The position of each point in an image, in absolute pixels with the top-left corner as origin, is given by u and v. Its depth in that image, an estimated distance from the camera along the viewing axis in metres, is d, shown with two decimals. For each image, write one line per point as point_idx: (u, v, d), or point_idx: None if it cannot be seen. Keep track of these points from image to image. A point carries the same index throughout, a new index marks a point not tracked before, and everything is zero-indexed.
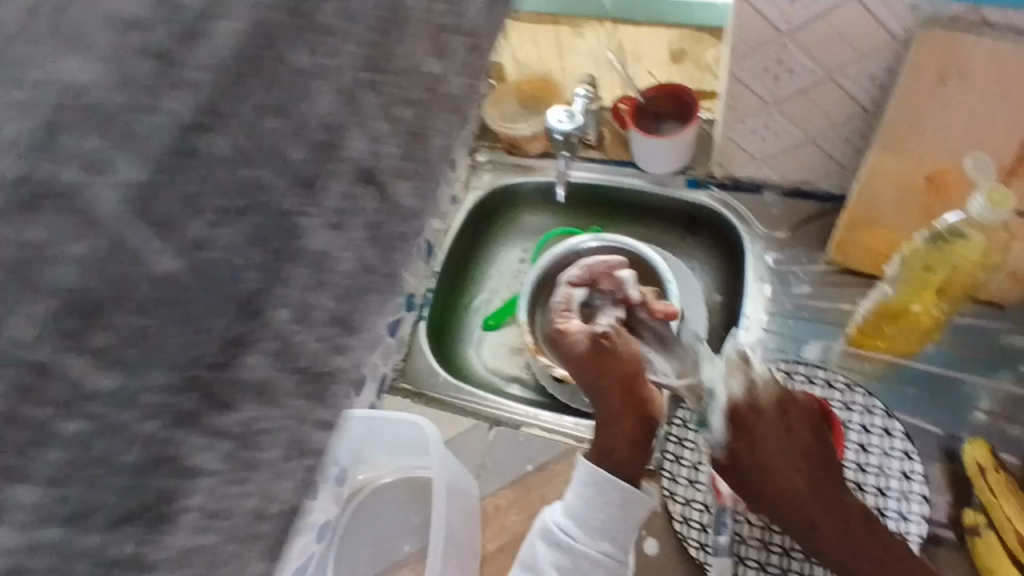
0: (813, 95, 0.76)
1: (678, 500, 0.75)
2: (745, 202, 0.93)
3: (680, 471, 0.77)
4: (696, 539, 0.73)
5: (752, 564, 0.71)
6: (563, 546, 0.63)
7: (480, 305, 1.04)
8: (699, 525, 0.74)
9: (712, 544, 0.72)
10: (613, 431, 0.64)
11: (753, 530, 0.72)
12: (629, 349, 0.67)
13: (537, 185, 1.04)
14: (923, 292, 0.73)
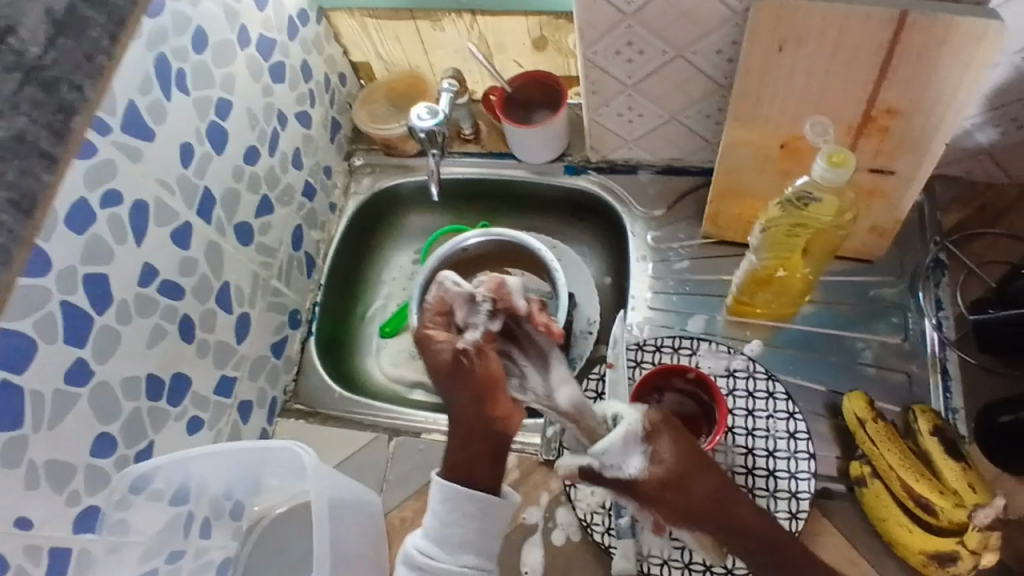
0: (667, 73, 0.77)
1: (580, 486, 0.75)
2: (621, 183, 0.94)
3: None
4: (601, 524, 0.73)
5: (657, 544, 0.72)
6: (426, 569, 0.60)
7: (376, 313, 1.02)
8: (603, 510, 0.74)
9: (615, 526, 0.72)
10: (462, 446, 0.61)
11: None
12: (486, 365, 0.62)
13: (417, 186, 1.02)
14: (789, 256, 0.76)
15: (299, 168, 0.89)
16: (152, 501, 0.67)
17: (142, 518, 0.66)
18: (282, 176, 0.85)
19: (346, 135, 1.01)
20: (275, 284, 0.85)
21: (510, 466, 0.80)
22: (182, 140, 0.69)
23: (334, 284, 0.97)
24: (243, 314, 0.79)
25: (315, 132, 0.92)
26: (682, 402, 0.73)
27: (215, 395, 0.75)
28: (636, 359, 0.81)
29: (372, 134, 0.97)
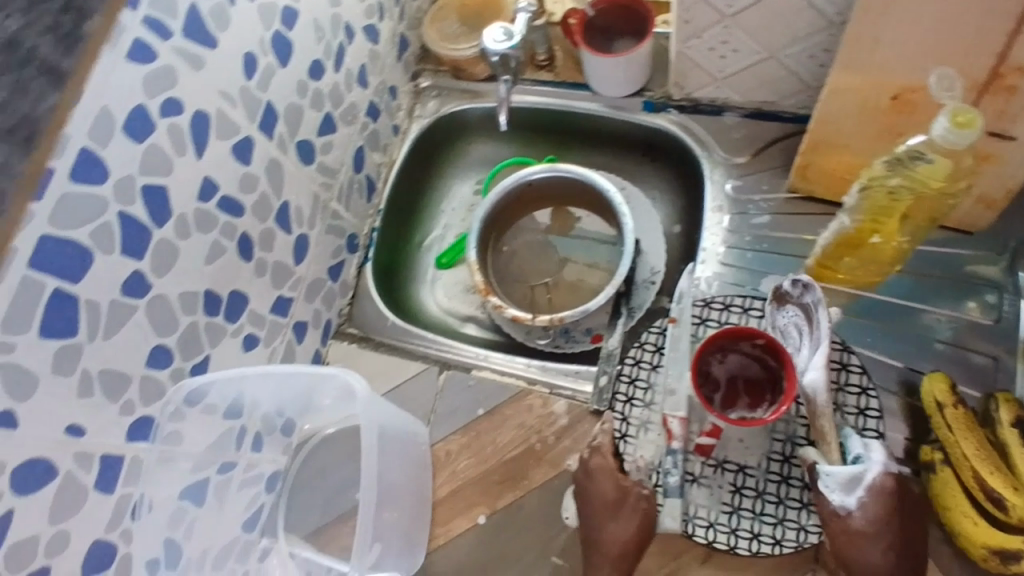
0: (771, 5, 0.69)
1: (630, 442, 0.73)
2: (704, 125, 0.87)
3: (633, 413, 0.74)
4: (649, 480, 0.71)
5: (703, 506, 0.70)
6: None
7: (433, 243, 1.00)
8: (652, 467, 0.72)
9: (663, 485, 0.70)
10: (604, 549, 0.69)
11: (705, 469, 0.71)
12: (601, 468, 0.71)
13: (484, 112, 0.97)
14: (886, 222, 0.68)
15: (364, 87, 0.85)
16: (208, 414, 0.68)
17: (196, 431, 0.67)
18: (346, 94, 0.82)
19: (414, 53, 0.96)
20: (333, 207, 0.84)
21: (558, 412, 0.79)
22: (245, 50, 0.65)
23: (393, 210, 0.95)
24: (301, 236, 0.78)
25: (382, 48, 0.88)
26: (747, 365, 0.69)
27: (271, 314, 0.75)
28: (702, 317, 0.76)
29: (441, 54, 0.92)
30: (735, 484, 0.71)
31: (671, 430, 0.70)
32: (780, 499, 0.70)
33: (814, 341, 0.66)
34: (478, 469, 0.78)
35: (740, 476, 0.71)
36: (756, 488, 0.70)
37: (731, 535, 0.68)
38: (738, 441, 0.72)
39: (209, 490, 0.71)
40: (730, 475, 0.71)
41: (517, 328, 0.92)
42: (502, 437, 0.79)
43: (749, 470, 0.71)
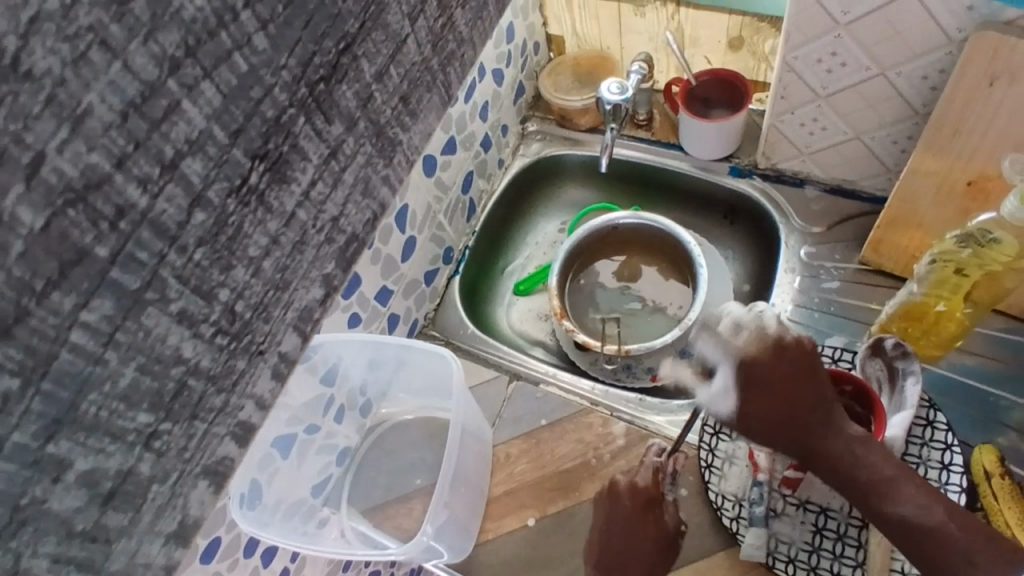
0: (864, 91, 0.77)
1: (715, 473, 0.77)
2: (785, 194, 0.94)
3: (718, 444, 0.78)
4: (731, 511, 0.75)
5: (784, 539, 0.73)
6: None
7: (514, 270, 1.08)
8: (734, 499, 0.75)
9: (747, 515, 0.74)
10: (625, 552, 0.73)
11: (788, 506, 0.74)
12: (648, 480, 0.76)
13: (582, 159, 1.07)
14: (952, 295, 0.74)
15: (483, 120, 0.96)
16: (309, 373, 0.77)
17: (297, 385, 0.76)
18: (468, 123, 0.93)
19: (526, 101, 1.08)
20: (439, 218, 0.93)
21: (617, 433, 0.83)
22: None
23: (486, 233, 1.04)
24: (412, 238, 0.88)
25: (503, 91, 0.99)
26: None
27: (374, 300, 0.84)
28: None
29: (552, 103, 1.03)
30: (818, 525, 0.73)
31: (756, 462, 0.75)
32: (861, 543, 0.72)
33: (897, 404, 0.75)
34: (534, 474, 0.83)
35: (824, 518, 0.73)
36: (838, 530, 0.72)
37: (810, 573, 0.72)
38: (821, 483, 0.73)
39: (294, 444, 0.78)
40: (813, 515, 0.73)
41: (582, 357, 0.98)
42: (560, 448, 0.84)
43: (831, 515, 0.73)
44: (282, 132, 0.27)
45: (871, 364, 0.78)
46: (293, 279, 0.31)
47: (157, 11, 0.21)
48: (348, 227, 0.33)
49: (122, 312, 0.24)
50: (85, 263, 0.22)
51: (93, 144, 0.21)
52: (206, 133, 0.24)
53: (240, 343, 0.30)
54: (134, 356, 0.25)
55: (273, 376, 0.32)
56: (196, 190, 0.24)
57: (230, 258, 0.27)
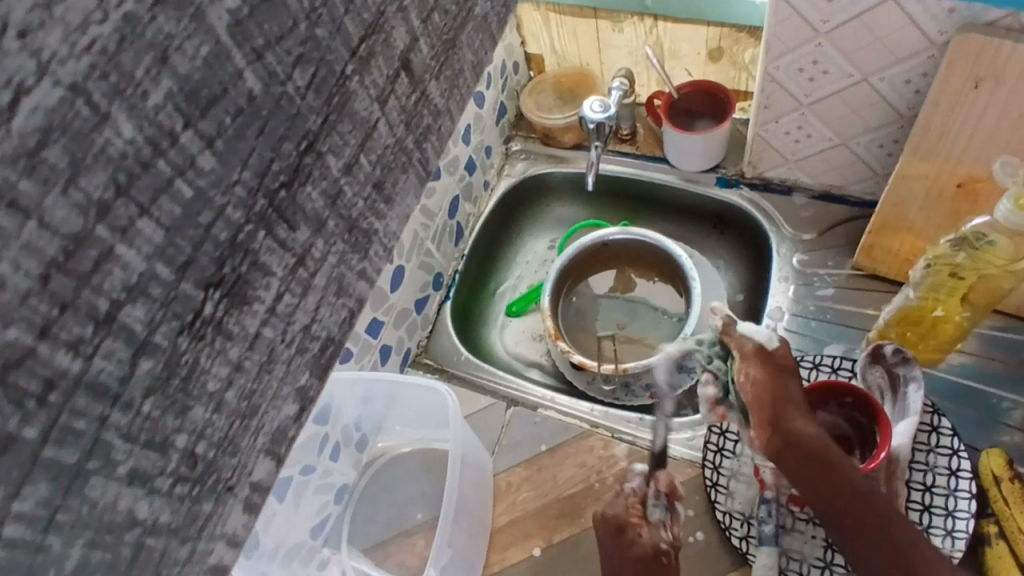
0: (849, 97, 0.77)
1: (722, 491, 0.76)
2: (773, 202, 0.94)
3: (722, 462, 0.77)
4: (739, 530, 0.74)
5: (795, 555, 0.72)
6: None
7: (506, 291, 1.06)
8: (742, 517, 0.74)
9: (757, 534, 0.72)
10: None
11: (799, 522, 0.73)
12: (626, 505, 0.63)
13: (567, 176, 1.06)
14: (948, 299, 0.73)
15: (466, 144, 0.95)
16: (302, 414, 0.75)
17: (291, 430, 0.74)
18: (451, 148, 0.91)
19: (509, 120, 1.07)
20: (427, 245, 0.92)
21: (619, 456, 0.82)
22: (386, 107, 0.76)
23: (474, 256, 1.03)
24: (400, 267, 0.86)
25: (485, 112, 0.98)
26: (835, 423, 0.73)
27: (365, 334, 0.82)
28: None
29: (534, 121, 1.02)
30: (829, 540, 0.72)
31: (762, 479, 0.73)
32: None
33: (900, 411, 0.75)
34: (536, 502, 0.81)
35: None
36: None
37: None
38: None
39: (290, 486, 0.76)
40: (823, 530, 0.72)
41: (579, 376, 0.96)
42: (562, 473, 0.82)
43: None
44: (239, 253, 0.18)
45: (871, 371, 0.78)
46: (263, 401, 0.20)
47: (77, 154, 0.13)
48: (322, 331, 0.22)
49: (60, 490, 0.15)
50: (10, 451, 0.14)
51: (5, 319, 0.13)
52: (146, 276, 0.15)
53: (202, 486, 0.19)
54: (83, 530, 0.16)
55: (247, 507, 0.21)
56: (142, 338, 0.16)
57: (188, 399, 0.17)
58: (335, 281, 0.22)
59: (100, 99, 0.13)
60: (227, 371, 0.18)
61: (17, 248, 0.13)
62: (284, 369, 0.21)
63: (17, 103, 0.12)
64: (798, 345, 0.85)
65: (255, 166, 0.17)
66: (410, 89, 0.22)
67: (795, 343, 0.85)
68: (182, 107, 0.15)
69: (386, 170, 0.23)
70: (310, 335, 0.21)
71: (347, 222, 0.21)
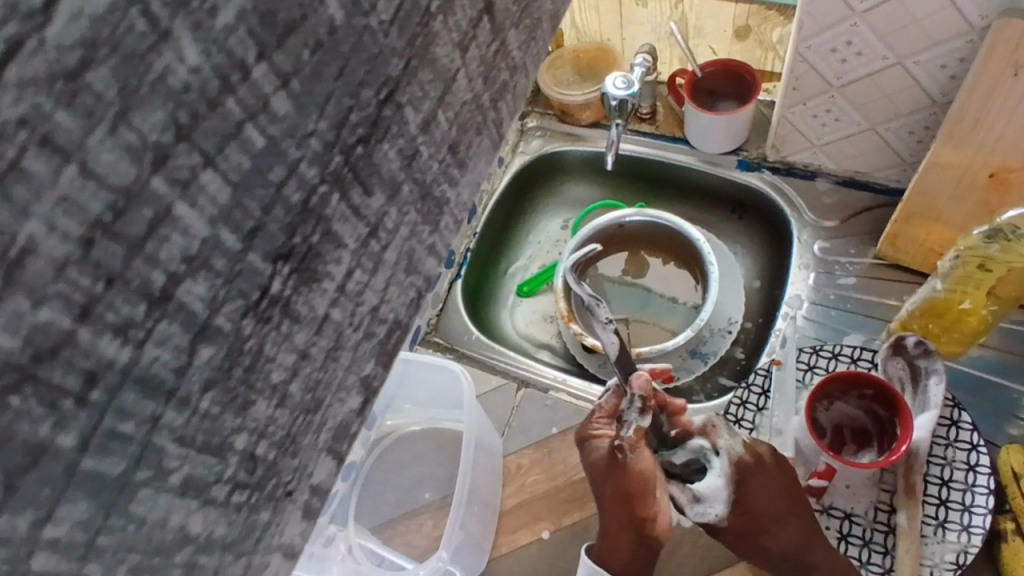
0: (880, 80, 0.74)
1: None
2: (795, 186, 0.92)
3: None
4: None
5: None
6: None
7: (517, 271, 1.05)
8: None
9: None
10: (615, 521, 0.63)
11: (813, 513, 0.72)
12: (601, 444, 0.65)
13: (584, 155, 1.03)
14: (974, 291, 0.72)
15: None
16: None
17: None
18: None
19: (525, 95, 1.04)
20: None
21: None
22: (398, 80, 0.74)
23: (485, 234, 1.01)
24: None
25: None
26: (854, 416, 0.73)
27: None
28: (810, 363, 0.79)
29: (552, 98, 0.99)
30: (842, 531, 0.73)
31: None
32: (887, 549, 0.72)
33: (919, 404, 0.74)
34: (546, 485, 0.80)
35: (848, 524, 0.73)
36: (863, 537, 0.72)
37: None
38: (843, 487, 0.74)
39: None
40: (838, 522, 0.73)
41: (591, 359, 0.94)
42: (573, 457, 0.81)
43: (854, 521, 0.73)
44: (312, 220, 0.13)
45: (892, 363, 0.76)
46: (328, 393, 0.16)
47: (128, 79, 0.10)
48: (391, 314, 0.17)
49: (102, 509, 0.12)
50: (41, 464, 0.10)
51: (40, 294, 0.10)
52: (209, 243, 0.12)
53: (260, 492, 0.15)
54: (128, 554, 0.12)
55: (305, 515, 0.17)
56: (203, 320, 0.12)
57: (251, 393, 0.13)
58: (406, 254, 0.17)
59: (161, 14, 0.10)
60: (279, 383, 0.14)
61: (54, 201, 0.09)
62: (351, 357, 0.16)
63: (56, 1, 0.09)
64: (816, 334, 0.84)
65: (333, 114, 0.13)
66: (491, 35, 0.17)
67: (813, 331, 0.84)
68: (255, 31, 0.11)
69: (462, 130, 0.18)
70: (378, 319, 0.16)
71: (421, 191, 0.17)
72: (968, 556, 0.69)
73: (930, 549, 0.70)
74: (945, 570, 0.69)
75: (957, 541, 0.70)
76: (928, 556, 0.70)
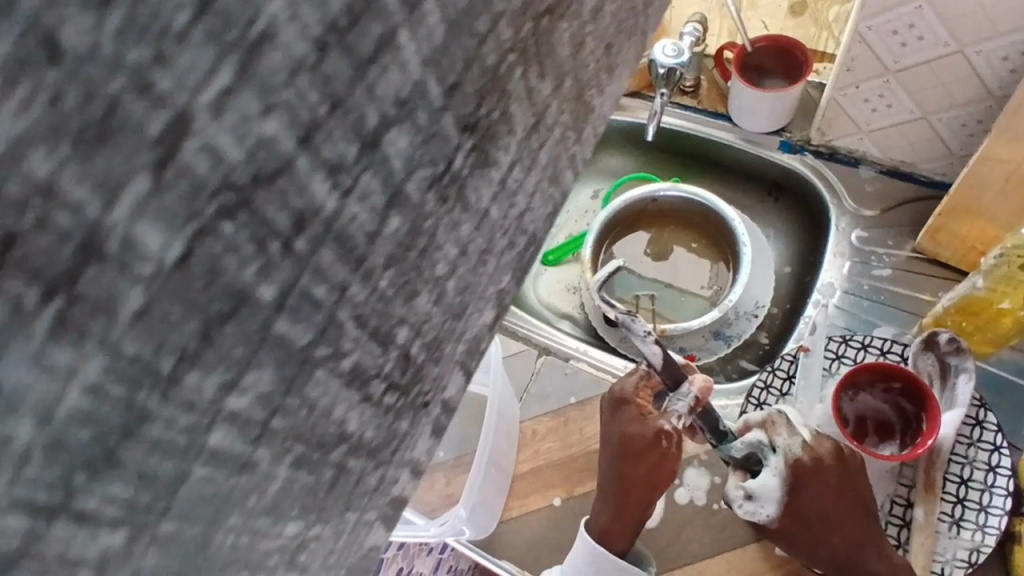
0: (938, 68, 0.72)
1: None
2: (838, 172, 0.89)
3: None
4: None
5: None
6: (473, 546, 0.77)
7: (544, 238, 1.04)
8: None
9: None
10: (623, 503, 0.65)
11: None
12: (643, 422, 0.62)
13: (622, 126, 1.01)
14: (1015, 292, 0.70)
15: None
16: None
17: None
18: None
19: None
20: None
21: None
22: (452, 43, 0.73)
23: None
24: None
25: None
26: (879, 409, 0.71)
27: None
28: (838, 353, 0.78)
29: None
30: None
31: None
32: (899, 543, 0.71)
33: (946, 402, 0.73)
34: (561, 453, 0.80)
35: None
36: None
37: None
38: None
39: None
40: None
41: (612, 333, 0.93)
42: (589, 429, 0.80)
43: None
44: (495, 88, 0.15)
45: (923, 358, 0.75)
46: (471, 301, 0.16)
47: None
48: (529, 226, 0.18)
49: (285, 384, 0.13)
50: (243, 311, 0.11)
51: (272, 100, 0.10)
52: (417, 89, 0.13)
53: (406, 397, 0.16)
54: (292, 445, 0.13)
55: (435, 431, 0.17)
56: (398, 180, 0.13)
57: (415, 283, 0.14)
58: (548, 172, 0.18)
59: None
60: (451, 256, 0.15)
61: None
62: (494, 267, 0.17)
63: None
64: (845, 323, 0.83)
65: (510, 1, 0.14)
66: None
67: (840, 320, 0.83)
68: None
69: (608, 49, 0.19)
70: (524, 222, 0.17)
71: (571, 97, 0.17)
72: (980, 554, 0.68)
73: (942, 547, 0.70)
74: (956, 567, 0.69)
75: (971, 539, 0.69)
76: (941, 553, 0.69)
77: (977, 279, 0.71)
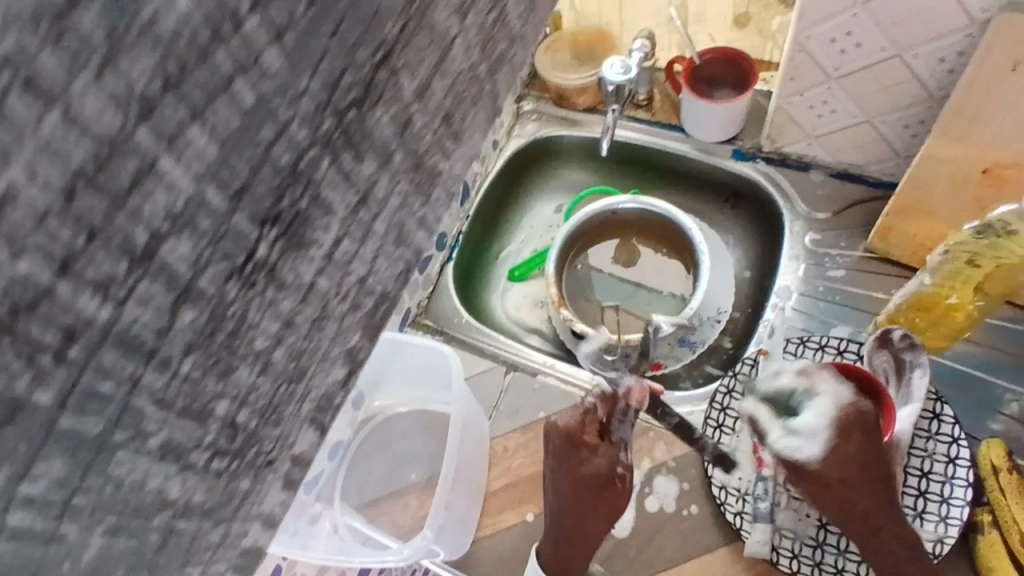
0: (879, 73, 0.74)
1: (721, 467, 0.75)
2: (790, 178, 0.91)
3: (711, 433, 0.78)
4: (734, 505, 0.74)
5: (788, 534, 0.72)
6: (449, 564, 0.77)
7: (509, 255, 1.05)
8: (738, 493, 0.74)
9: (752, 511, 0.73)
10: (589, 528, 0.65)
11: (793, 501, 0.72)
12: (603, 459, 0.59)
13: (580, 140, 1.03)
14: (962, 287, 0.72)
15: None
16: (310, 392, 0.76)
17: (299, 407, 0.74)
18: None
19: (523, 78, 1.03)
20: None
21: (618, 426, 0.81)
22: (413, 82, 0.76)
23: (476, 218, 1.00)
24: None
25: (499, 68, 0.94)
26: None
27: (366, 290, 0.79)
28: (796, 353, 0.79)
29: (549, 81, 0.98)
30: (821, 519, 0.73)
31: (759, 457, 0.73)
32: None
33: (902, 397, 0.75)
34: (532, 468, 0.80)
35: None
36: None
37: (814, 569, 0.71)
38: None
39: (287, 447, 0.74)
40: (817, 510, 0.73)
41: (579, 345, 0.94)
42: None
43: None
44: (299, 185, 0.16)
45: (878, 356, 0.77)
46: (312, 363, 0.19)
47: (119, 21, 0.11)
48: (377, 285, 0.21)
49: (80, 470, 0.14)
50: (20, 420, 0.12)
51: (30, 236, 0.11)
52: (195, 200, 0.14)
53: (241, 460, 0.18)
54: (101, 518, 0.15)
55: (285, 484, 0.21)
56: (186, 279, 0.14)
57: (231, 361, 0.16)
58: (394, 229, 0.20)
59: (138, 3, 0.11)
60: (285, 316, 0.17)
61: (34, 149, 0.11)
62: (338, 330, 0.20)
63: None
64: (803, 324, 0.85)
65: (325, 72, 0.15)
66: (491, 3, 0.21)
67: (797, 322, 0.85)
68: None
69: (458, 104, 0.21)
70: (366, 288, 0.20)
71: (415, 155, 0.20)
72: (943, 545, 0.70)
73: None
74: None
75: (934, 531, 0.71)
76: None
77: (924, 277, 0.73)
